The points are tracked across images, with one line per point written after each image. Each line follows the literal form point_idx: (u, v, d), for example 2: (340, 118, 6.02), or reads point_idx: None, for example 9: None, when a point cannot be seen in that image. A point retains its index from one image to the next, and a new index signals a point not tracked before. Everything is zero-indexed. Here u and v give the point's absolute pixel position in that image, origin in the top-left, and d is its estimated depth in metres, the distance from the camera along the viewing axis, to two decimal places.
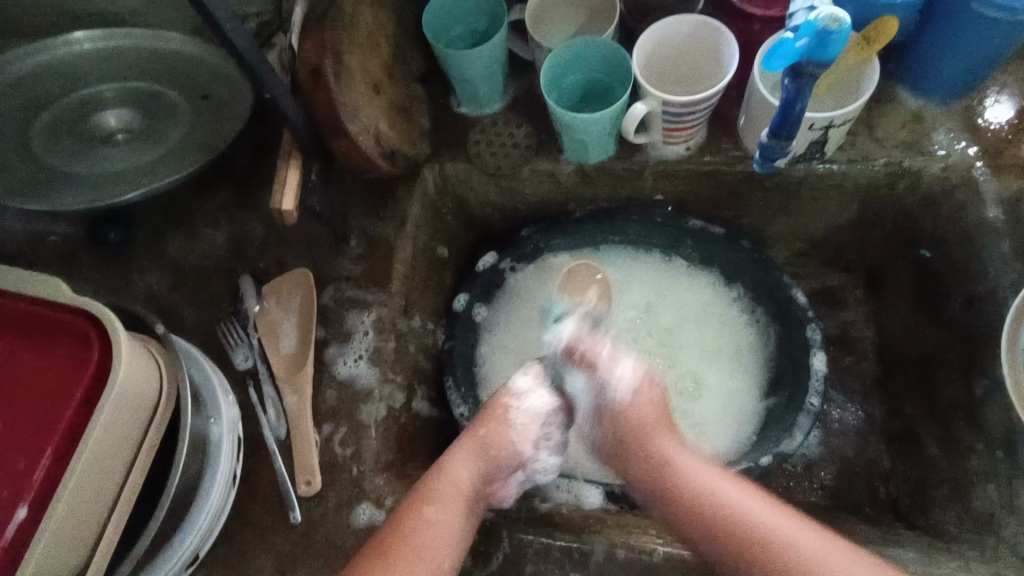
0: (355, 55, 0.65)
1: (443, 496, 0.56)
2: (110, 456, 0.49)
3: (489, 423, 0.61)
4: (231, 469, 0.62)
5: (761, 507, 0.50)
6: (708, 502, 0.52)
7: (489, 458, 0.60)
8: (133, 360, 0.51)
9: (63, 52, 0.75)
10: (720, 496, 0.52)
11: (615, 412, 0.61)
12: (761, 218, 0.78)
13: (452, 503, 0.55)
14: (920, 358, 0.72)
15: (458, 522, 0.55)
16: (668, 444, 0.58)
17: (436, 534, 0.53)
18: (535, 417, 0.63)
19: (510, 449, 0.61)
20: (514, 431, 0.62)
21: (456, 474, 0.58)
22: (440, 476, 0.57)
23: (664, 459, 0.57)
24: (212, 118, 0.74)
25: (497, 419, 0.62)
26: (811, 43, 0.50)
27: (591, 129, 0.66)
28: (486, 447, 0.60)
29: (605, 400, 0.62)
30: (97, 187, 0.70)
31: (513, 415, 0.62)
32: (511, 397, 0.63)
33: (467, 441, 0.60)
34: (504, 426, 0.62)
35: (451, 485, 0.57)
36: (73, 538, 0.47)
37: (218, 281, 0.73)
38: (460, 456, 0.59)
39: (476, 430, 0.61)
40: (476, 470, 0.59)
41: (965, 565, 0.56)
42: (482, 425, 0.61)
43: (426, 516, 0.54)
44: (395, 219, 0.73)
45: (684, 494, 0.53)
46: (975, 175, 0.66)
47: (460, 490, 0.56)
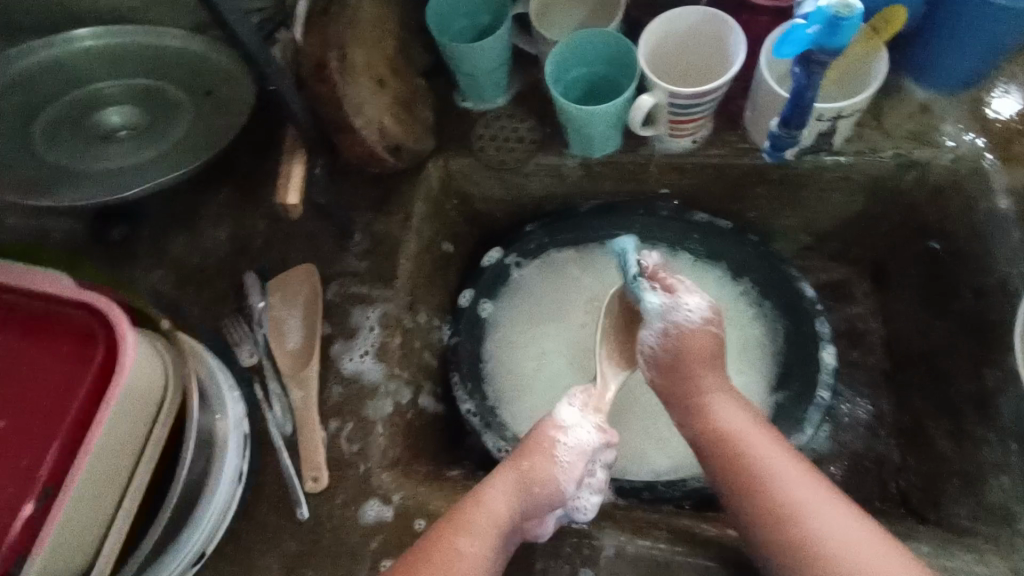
0: (360, 50, 0.64)
1: (478, 529, 0.53)
2: (116, 451, 0.49)
3: (531, 458, 0.57)
4: (238, 466, 0.61)
5: (817, 504, 0.51)
6: (766, 488, 0.52)
7: (531, 497, 0.55)
8: (140, 355, 0.50)
9: (66, 50, 0.75)
10: (780, 482, 0.52)
11: (682, 334, 0.60)
12: (769, 211, 0.78)
13: (484, 539, 0.53)
14: (930, 351, 0.72)
15: (487, 560, 0.52)
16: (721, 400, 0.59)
17: (467, 572, 0.51)
18: (582, 455, 0.58)
19: (554, 489, 0.56)
20: (559, 469, 0.57)
21: (493, 506, 0.55)
22: (476, 503, 0.55)
23: (727, 435, 0.56)
24: (214, 114, 0.73)
25: (542, 455, 0.57)
26: (822, 30, 0.50)
27: (598, 122, 0.66)
28: (527, 484, 0.56)
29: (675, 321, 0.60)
30: (98, 182, 0.69)
31: (558, 451, 0.58)
32: (555, 430, 0.59)
33: (508, 473, 0.57)
34: (548, 462, 0.57)
35: (488, 519, 0.54)
36: (78, 534, 0.46)
37: (222, 278, 0.73)
38: (501, 487, 0.56)
39: (521, 463, 0.57)
40: (514, 506, 0.55)
41: (979, 557, 0.56)
42: (526, 458, 0.57)
43: (459, 548, 0.52)
44: (400, 214, 0.72)
45: (744, 475, 0.54)
46: (984, 166, 0.65)
47: (496, 524, 0.54)
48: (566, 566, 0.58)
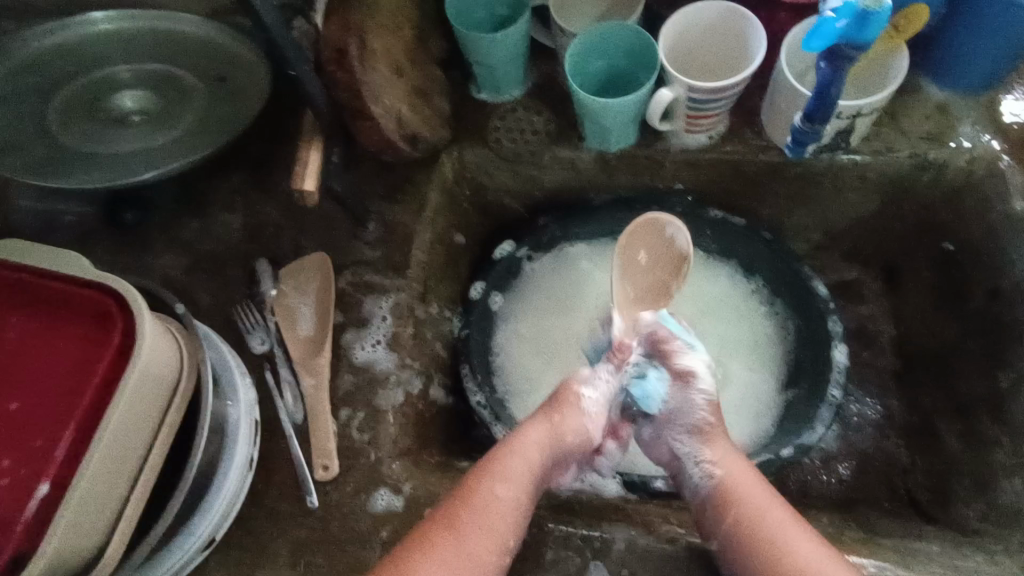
0: (379, 37, 0.64)
1: (513, 473, 0.56)
2: (132, 433, 0.48)
3: (561, 408, 0.61)
4: (248, 453, 0.61)
5: (791, 529, 0.54)
6: (748, 509, 0.56)
7: (562, 444, 0.60)
8: (155, 337, 0.50)
9: (82, 33, 0.75)
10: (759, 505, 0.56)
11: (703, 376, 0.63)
12: (782, 209, 0.78)
13: (521, 480, 0.56)
14: (942, 352, 0.72)
15: (524, 500, 0.55)
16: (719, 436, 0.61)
17: (502, 512, 0.54)
18: (603, 405, 0.63)
19: (580, 435, 0.61)
20: (586, 420, 0.62)
21: (529, 454, 0.58)
22: (507, 453, 0.57)
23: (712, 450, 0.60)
24: (228, 98, 0.73)
25: (571, 407, 0.62)
26: (851, 24, 0.50)
27: (615, 115, 0.66)
28: (560, 433, 0.60)
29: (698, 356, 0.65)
30: (109, 164, 0.68)
31: (585, 403, 0.62)
32: (579, 385, 0.63)
33: (541, 422, 0.60)
34: (576, 412, 0.62)
35: (523, 462, 0.57)
36: (94, 515, 0.46)
37: (233, 264, 0.73)
38: (534, 434, 0.59)
39: (551, 414, 0.61)
40: (546, 451, 0.59)
41: (990, 557, 0.56)
42: (558, 410, 0.61)
43: (497, 492, 0.55)
44: (415, 204, 0.72)
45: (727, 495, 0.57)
46: (1001, 167, 0.65)
47: (530, 471, 0.57)
48: (576, 558, 0.58)
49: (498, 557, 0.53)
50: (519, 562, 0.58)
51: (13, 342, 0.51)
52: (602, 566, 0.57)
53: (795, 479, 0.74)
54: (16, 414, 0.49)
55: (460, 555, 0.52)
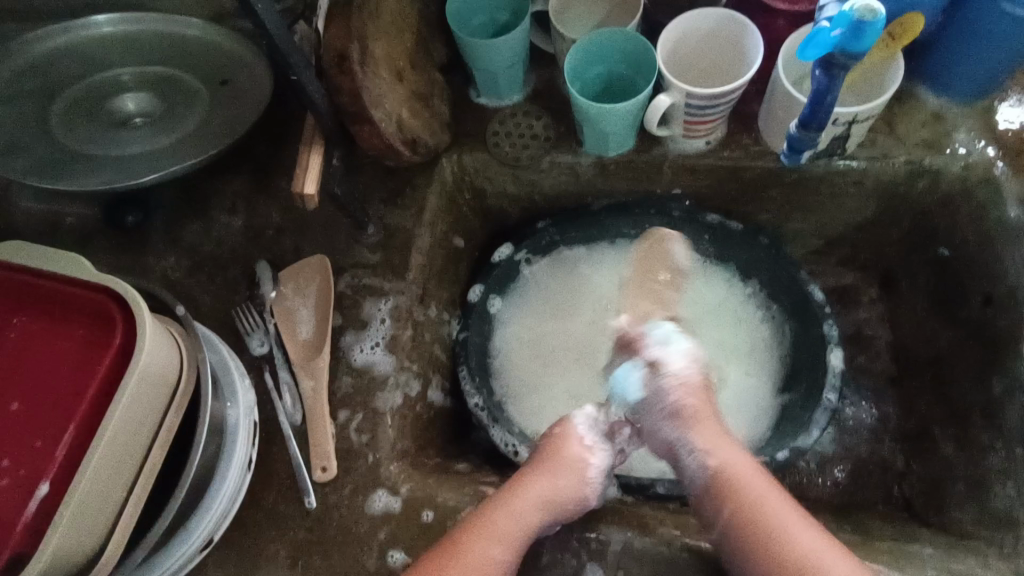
0: (380, 42, 0.65)
1: (505, 538, 0.56)
2: (131, 434, 0.49)
3: (566, 472, 0.59)
4: (247, 454, 0.61)
5: (790, 516, 0.54)
6: (749, 500, 0.55)
7: (561, 510, 0.58)
8: (156, 339, 0.50)
9: (84, 36, 0.76)
10: (763, 497, 0.56)
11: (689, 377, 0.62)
12: (780, 214, 0.78)
13: (513, 542, 0.56)
14: (937, 358, 0.72)
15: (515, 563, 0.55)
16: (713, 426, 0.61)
17: (489, 572, 0.54)
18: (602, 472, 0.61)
19: (582, 500, 0.59)
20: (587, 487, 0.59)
21: (524, 518, 0.57)
22: (501, 509, 0.57)
23: (707, 439, 0.60)
24: (229, 102, 0.73)
25: (574, 464, 0.60)
26: (846, 34, 0.51)
27: (614, 121, 0.66)
28: (560, 496, 0.58)
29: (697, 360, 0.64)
30: (111, 167, 0.69)
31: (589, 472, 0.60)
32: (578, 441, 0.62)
33: (543, 483, 0.58)
34: (579, 478, 0.59)
35: (516, 525, 0.56)
36: (92, 516, 0.47)
37: (234, 266, 0.73)
38: (533, 494, 0.58)
39: (549, 471, 0.60)
40: (544, 515, 0.57)
41: (983, 561, 0.56)
42: (560, 474, 0.59)
43: (491, 554, 0.55)
44: (415, 207, 0.73)
45: (727, 487, 0.57)
46: (995, 174, 0.66)
47: (524, 533, 0.56)
48: (573, 559, 0.59)
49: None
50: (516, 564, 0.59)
51: (16, 343, 0.52)
52: (598, 568, 0.58)
53: (791, 480, 0.75)
54: (18, 414, 0.50)
55: None
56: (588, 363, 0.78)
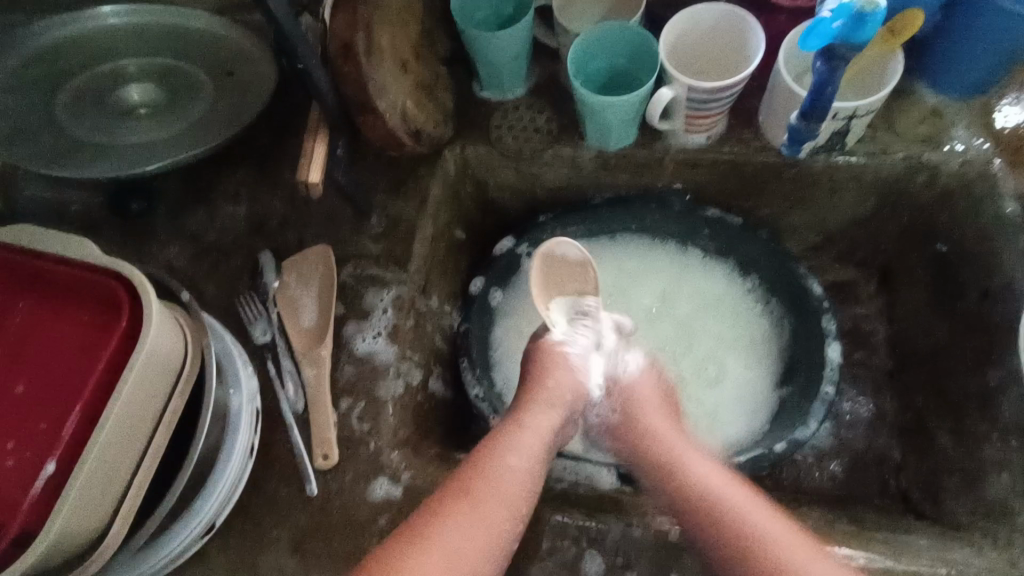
0: (385, 33, 0.66)
1: (528, 447, 0.58)
2: (136, 417, 0.49)
3: (551, 368, 0.64)
4: (249, 441, 0.62)
5: (747, 504, 0.54)
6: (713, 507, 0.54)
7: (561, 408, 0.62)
8: (161, 322, 0.51)
9: (91, 27, 0.76)
10: (722, 498, 0.55)
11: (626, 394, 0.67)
12: (779, 210, 0.79)
13: (534, 452, 0.58)
14: (934, 352, 0.73)
15: (538, 471, 0.57)
16: (668, 433, 0.63)
17: (515, 480, 0.55)
18: (581, 362, 0.66)
19: (578, 394, 0.64)
20: (576, 374, 0.65)
21: (534, 426, 0.60)
22: (517, 427, 0.60)
23: (669, 457, 0.60)
24: (233, 92, 0.73)
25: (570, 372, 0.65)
26: (847, 24, 0.52)
27: (616, 114, 0.67)
28: (555, 401, 0.62)
29: (615, 377, 0.68)
30: (116, 155, 0.69)
31: (568, 359, 0.65)
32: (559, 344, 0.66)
33: (539, 395, 0.62)
34: (566, 371, 0.65)
35: (535, 436, 0.59)
36: (97, 496, 0.47)
37: (237, 255, 0.73)
38: (538, 416, 0.61)
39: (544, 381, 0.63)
40: (552, 422, 0.61)
41: (977, 551, 0.57)
42: (548, 375, 0.64)
43: (508, 462, 0.56)
44: (417, 198, 0.73)
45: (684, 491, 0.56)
46: (993, 170, 0.66)
47: (540, 437, 0.59)
48: (572, 547, 0.59)
49: (512, 525, 0.54)
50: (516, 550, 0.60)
51: (22, 327, 0.53)
52: (597, 554, 0.59)
53: (789, 472, 0.76)
54: (22, 397, 0.51)
55: (479, 522, 0.52)
56: None
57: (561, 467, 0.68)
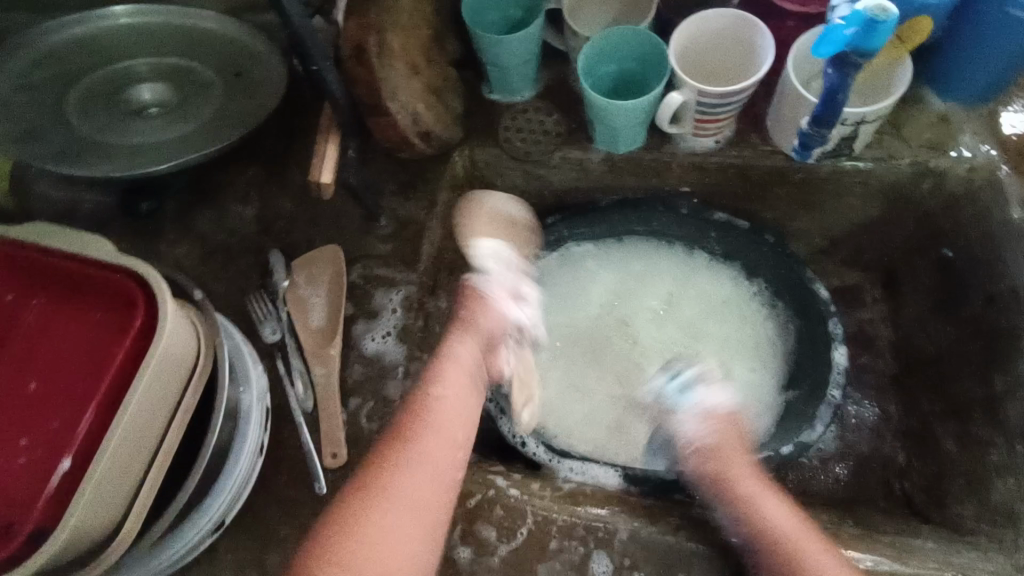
0: (397, 35, 0.66)
1: (450, 381, 0.63)
2: (149, 415, 0.49)
3: (469, 304, 0.69)
4: (259, 440, 0.62)
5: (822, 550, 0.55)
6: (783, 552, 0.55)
7: (485, 340, 0.68)
8: (176, 322, 0.51)
9: (102, 26, 0.77)
10: (796, 540, 0.56)
11: (710, 415, 0.69)
12: (785, 214, 0.79)
13: (461, 388, 0.63)
14: (939, 357, 0.73)
15: (463, 400, 0.62)
16: (748, 474, 0.63)
17: (447, 411, 0.60)
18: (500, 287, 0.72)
19: (494, 323, 0.69)
20: (496, 306, 0.71)
21: (460, 358, 0.65)
22: (443, 361, 0.64)
23: (745, 494, 0.60)
24: (243, 93, 0.74)
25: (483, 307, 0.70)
26: (859, 32, 0.52)
27: (626, 117, 0.67)
28: (477, 331, 0.68)
29: (713, 408, 0.69)
30: (127, 155, 0.69)
31: (482, 291, 0.71)
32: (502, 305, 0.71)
33: (463, 331, 0.67)
34: (486, 308, 0.70)
35: (458, 374, 0.64)
36: (110, 494, 0.48)
37: (246, 255, 0.74)
38: (466, 347, 0.66)
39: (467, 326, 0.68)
40: (475, 351, 0.67)
41: (983, 555, 0.57)
42: (469, 315, 0.69)
43: (436, 395, 0.61)
44: (426, 200, 0.74)
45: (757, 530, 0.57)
46: (999, 177, 0.67)
47: (466, 370, 0.64)
48: (579, 547, 0.60)
49: (455, 456, 0.58)
50: (525, 550, 0.60)
51: (35, 325, 0.53)
52: (605, 555, 0.59)
53: (794, 475, 0.76)
54: (35, 395, 0.51)
55: (423, 458, 0.56)
56: (596, 356, 0.79)
57: (568, 468, 0.70)
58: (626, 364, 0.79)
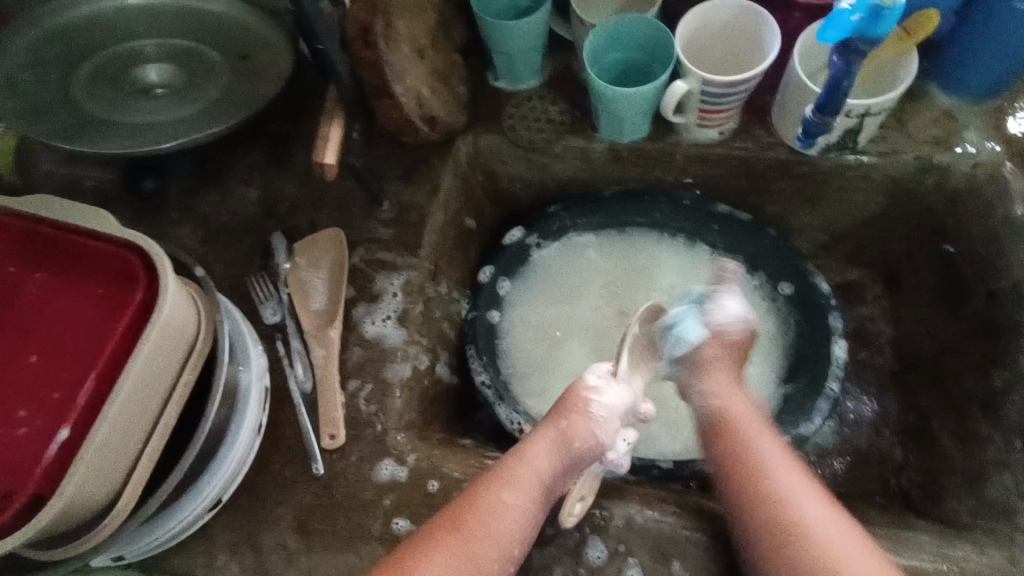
0: (403, 19, 0.66)
1: (520, 481, 0.57)
2: (149, 387, 0.50)
3: (569, 414, 0.62)
4: (257, 419, 0.62)
5: (832, 528, 0.53)
6: (795, 530, 0.53)
7: (570, 451, 0.60)
8: (177, 295, 0.51)
9: (109, 6, 0.77)
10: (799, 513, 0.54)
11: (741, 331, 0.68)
12: (788, 207, 0.79)
13: (529, 493, 0.57)
14: (939, 354, 0.73)
15: (531, 510, 0.56)
16: (758, 442, 0.59)
17: (507, 519, 0.55)
18: (613, 412, 0.63)
19: (592, 443, 0.60)
20: (593, 424, 0.61)
21: (536, 461, 0.59)
22: (519, 459, 0.59)
23: (756, 464, 0.57)
24: (249, 75, 0.74)
25: (576, 409, 0.62)
26: (865, 18, 0.53)
27: (631, 106, 0.67)
28: (567, 440, 0.60)
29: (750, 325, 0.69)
30: (131, 132, 0.69)
31: (592, 408, 0.62)
32: (589, 391, 0.63)
33: (549, 430, 0.61)
34: (586, 418, 0.61)
35: (532, 473, 0.58)
36: (109, 464, 0.48)
37: (249, 236, 0.74)
38: (541, 442, 0.60)
39: (558, 421, 0.62)
40: (556, 460, 0.59)
41: (978, 549, 0.57)
42: (564, 417, 0.62)
43: (503, 500, 0.56)
44: (429, 185, 0.74)
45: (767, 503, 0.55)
46: (1004, 173, 0.67)
47: (539, 477, 0.58)
48: (575, 533, 0.60)
49: (500, 565, 0.54)
50: None
51: (36, 298, 0.54)
52: (600, 541, 0.59)
53: None
54: (36, 367, 0.52)
55: (462, 559, 0.53)
56: (595, 346, 0.79)
57: None
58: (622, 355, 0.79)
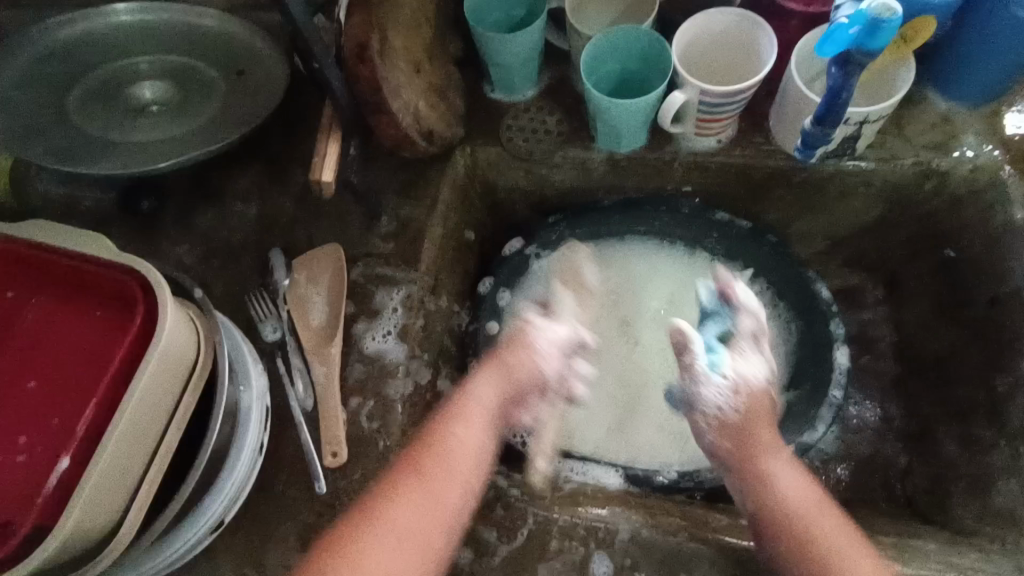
0: (398, 34, 0.66)
1: (472, 417, 0.57)
2: (149, 414, 0.49)
3: (512, 352, 0.63)
4: (259, 439, 0.62)
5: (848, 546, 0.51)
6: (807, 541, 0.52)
7: (513, 381, 0.61)
8: (176, 319, 0.51)
9: (102, 24, 0.76)
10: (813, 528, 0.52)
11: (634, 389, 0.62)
12: (787, 214, 0.79)
13: (481, 432, 0.57)
14: (941, 360, 0.73)
15: (485, 442, 0.56)
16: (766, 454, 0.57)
17: (461, 454, 0.54)
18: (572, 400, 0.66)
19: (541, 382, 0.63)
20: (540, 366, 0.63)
21: (481, 396, 0.59)
22: (466, 399, 0.59)
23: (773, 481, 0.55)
24: (244, 90, 0.74)
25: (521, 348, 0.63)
26: (862, 31, 0.52)
27: (627, 117, 0.67)
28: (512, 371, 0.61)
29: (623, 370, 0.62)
30: (128, 151, 0.69)
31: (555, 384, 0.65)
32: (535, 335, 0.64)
33: (493, 365, 0.62)
34: (530, 353, 0.63)
35: (482, 411, 0.58)
36: (110, 493, 0.47)
37: (248, 254, 0.74)
38: (488, 380, 0.60)
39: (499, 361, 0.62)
40: (501, 392, 0.60)
41: (986, 557, 0.57)
42: (510, 357, 0.62)
43: (456, 434, 0.56)
44: (427, 199, 0.74)
45: (791, 525, 0.53)
46: (1003, 177, 0.67)
47: (485, 413, 0.58)
48: (580, 548, 0.60)
49: (463, 496, 0.52)
50: (526, 550, 0.60)
51: (33, 323, 0.53)
52: (606, 556, 0.59)
53: None
54: (34, 393, 0.52)
55: (426, 499, 0.51)
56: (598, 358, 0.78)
57: (569, 468, 0.71)
58: (630, 368, 0.78)
